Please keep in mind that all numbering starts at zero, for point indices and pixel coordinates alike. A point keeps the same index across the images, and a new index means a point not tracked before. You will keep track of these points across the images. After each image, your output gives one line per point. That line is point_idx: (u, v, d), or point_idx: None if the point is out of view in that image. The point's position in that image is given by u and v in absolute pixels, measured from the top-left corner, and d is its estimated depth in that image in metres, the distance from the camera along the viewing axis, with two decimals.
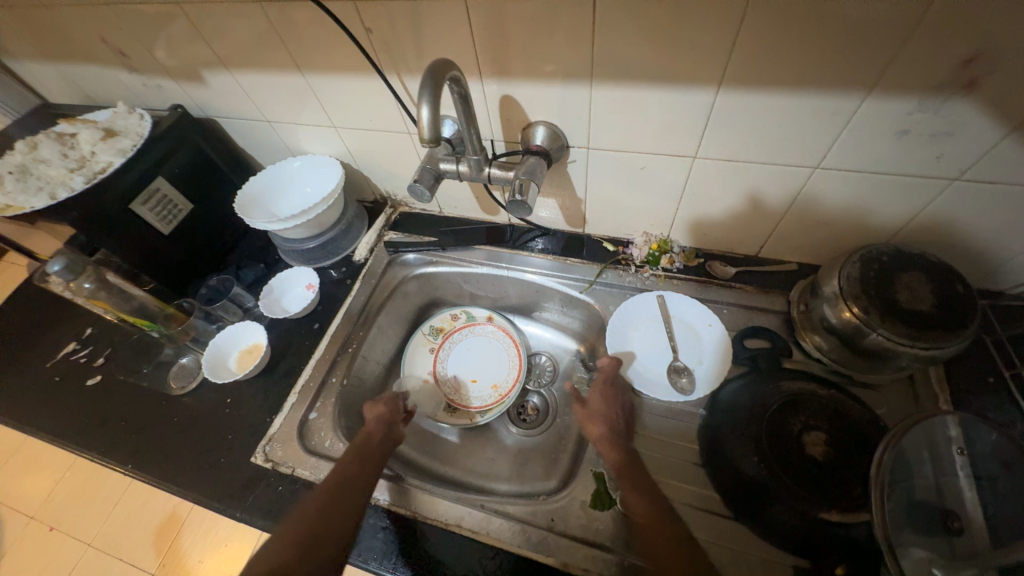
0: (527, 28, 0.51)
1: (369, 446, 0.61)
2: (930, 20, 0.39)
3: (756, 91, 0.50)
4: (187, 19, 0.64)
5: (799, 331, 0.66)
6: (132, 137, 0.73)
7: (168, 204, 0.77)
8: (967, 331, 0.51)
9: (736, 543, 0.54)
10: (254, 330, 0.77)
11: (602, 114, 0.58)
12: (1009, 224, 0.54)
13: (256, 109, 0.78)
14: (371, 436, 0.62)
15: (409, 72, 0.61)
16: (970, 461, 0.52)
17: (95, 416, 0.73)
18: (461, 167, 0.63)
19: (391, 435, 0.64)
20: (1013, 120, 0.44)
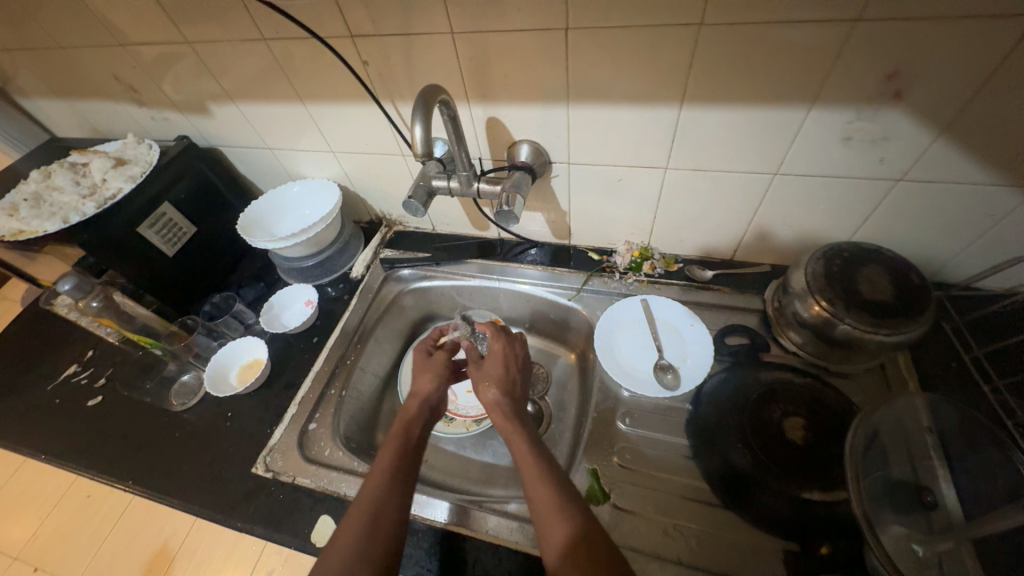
0: (508, 57, 0.57)
1: (414, 429, 0.59)
2: (854, 42, 0.46)
3: (715, 106, 0.56)
4: (197, 58, 0.70)
5: (775, 328, 0.70)
6: (141, 165, 0.77)
7: (173, 227, 0.80)
8: (924, 317, 0.56)
9: (727, 530, 0.56)
10: (255, 345, 0.79)
11: (580, 132, 0.64)
12: (952, 219, 0.60)
13: (258, 137, 0.83)
14: (419, 418, 0.61)
15: (402, 98, 0.66)
16: (940, 440, 0.53)
17: (96, 435, 0.74)
18: (452, 183, 0.69)
19: (433, 415, 0.64)
20: (939, 125, 0.50)
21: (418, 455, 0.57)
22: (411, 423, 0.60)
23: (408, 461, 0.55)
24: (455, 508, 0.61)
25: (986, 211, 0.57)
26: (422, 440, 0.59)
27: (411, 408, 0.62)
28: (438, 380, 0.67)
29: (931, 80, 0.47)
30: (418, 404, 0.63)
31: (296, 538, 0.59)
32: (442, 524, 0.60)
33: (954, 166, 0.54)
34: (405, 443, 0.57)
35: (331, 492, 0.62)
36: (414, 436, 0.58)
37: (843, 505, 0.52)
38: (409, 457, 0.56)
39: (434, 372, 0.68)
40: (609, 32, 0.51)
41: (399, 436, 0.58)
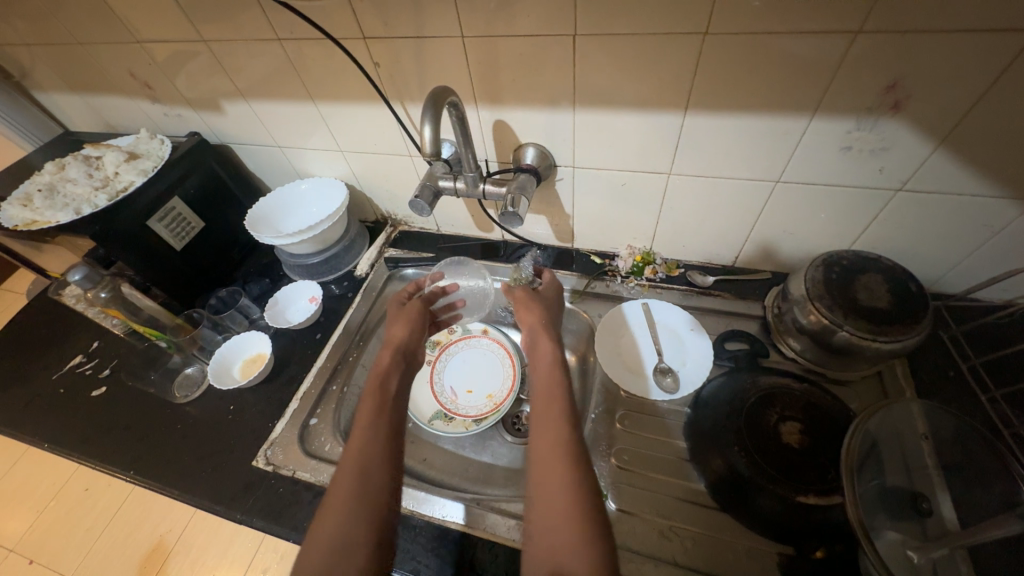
0: (517, 62, 0.59)
1: (391, 379, 0.62)
2: (854, 54, 0.47)
3: (718, 114, 0.57)
4: (212, 56, 0.72)
5: (775, 334, 0.70)
6: (154, 159, 0.79)
7: (182, 221, 0.82)
8: (922, 325, 0.56)
9: (723, 533, 0.57)
10: (258, 340, 0.80)
11: (585, 136, 0.65)
12: (950, 230, 0.61)
13: (269, 136, 0.85)
14: (395, 371, 0.64)
15: (412, 100, 0.68)
16: (937, 449, 0.53)
17: (100, 425, 0.75)
18: (458, 183, 0.70)
19: (409, 366, 0.67)
20: (937, 137, 0.51)
21: (399, 407, 0.59)
22: (387, 375, 0.63)
23: (391, 409, 0.58)
24: (471, 511, 0.61)
25: (983, 222, 0.58)
26: (400, 394, 0.62)
27: (386, 361, 0.65)
28: (410, 329, 0.70)
29: (930, 92, 0.48)
30: (393, 353, 0.66)
31: (294, 531, 0.59)
32: (460, 526, 0.59)
33: (953, 178, 0.54)
34: (385, 394, 0.60)
35: (330, 486, 0.63)
36: (392, 390, 0.61)
37: (837, 508, 0.52)
38: (389, 407, 0.58)
39: (406, 325, 0.71)
40: (617, 39, 0.53)
41: (378, 389, 0.60)
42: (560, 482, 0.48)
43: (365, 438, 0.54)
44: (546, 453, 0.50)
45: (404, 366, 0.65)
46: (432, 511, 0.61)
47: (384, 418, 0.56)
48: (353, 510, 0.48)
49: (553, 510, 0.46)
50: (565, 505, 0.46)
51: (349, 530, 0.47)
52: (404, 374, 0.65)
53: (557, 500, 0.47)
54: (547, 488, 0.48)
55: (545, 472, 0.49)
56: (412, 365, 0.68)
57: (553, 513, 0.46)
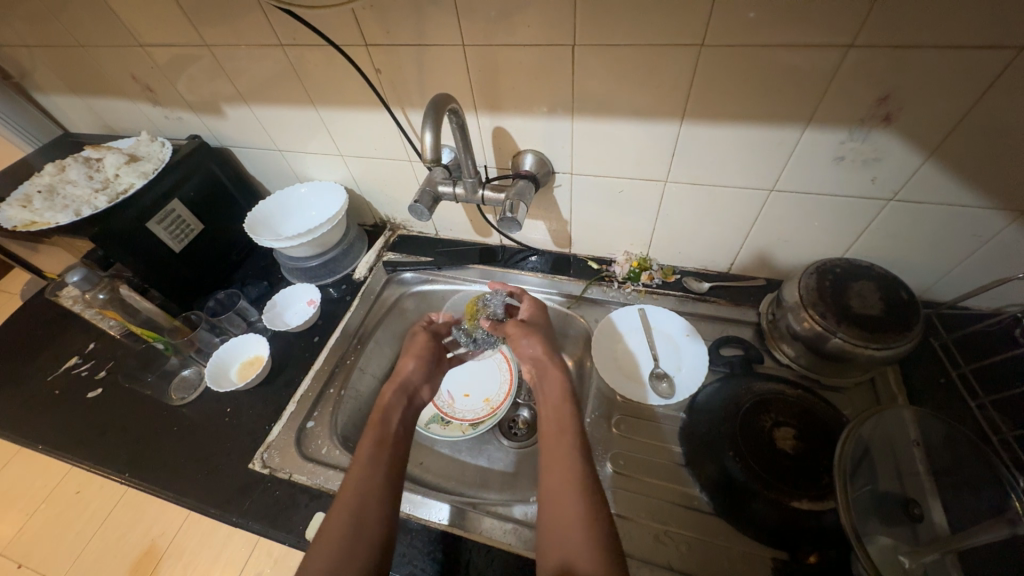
0: (516, 70, 0.60)
1: (394, 414, 0.63)
2: (846, 67, 0.48)
3: (714, 123, 0.58)
4: (215, 61, 0.72)
5: (769, 340, 0.71)
6: (154, 162, 0.79)
7: (181, 223, 0.82)
8: (912, 332, 0.57)
9: (719, 536, 0.57)
10: (256, 342, 0.80)
11: (583, 143, 0.66)
12: (940, 239, 0.62)
13: (269, 139, 0.85)
14: (400, 404, 0.65)
15: (412, 106, 0.69)
16: (927, 455, 0.54)
17: (95, 426, 0.74)
18: (457, 189, 0.70)
19: (414, 401, 0.68)
20: (927, 148, 0.52)
21: (403, 441, 0.61)
22: (391, 408, 0.64)
23: (394, 443, 0.60)
24: (455, 509, 0.61)
25: (973, 232, 0.59)
26: (405, 428, 0.63)
27: (391, 395, 0.66)
28: (418, 364, 0.72)
29: (919, 105, 0.49)
30: (398, 387, 0.68)
31: (290, 534, 0.59)
32: (443, 524, 0.60)
33: (943, 188, 0.56)
34: (390, 427, 0.61)
35: (327, 489, 0.63)
36: (394, 422, 0.62)
37: (831, 514, 0.53)
38: (392, 439, 0.60)
39: (414, 359, 0.73)
40: (615, 50, 0.54)
41: (381, 421, 0.62)
42: (570, 504, 0.50)
43: (367, 469, 0.55)
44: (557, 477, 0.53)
45: (406, 400, 0.67)
46: (421, 512, 0.61)
47: (388, 451, 0.58)
48: (354, 535, 0.49)
49: (565, 530, 0.48)
50: (576, 526, 0.48)
51: (348, 552, 0.48)
52: (409, 409, 0.66)
53: (569, 521, 0.49)
54: (559, 510, 0.50)
55: (557, 496, 0.52)
56: (417, 399, 0.69)
57: (564, 534, 0.48)
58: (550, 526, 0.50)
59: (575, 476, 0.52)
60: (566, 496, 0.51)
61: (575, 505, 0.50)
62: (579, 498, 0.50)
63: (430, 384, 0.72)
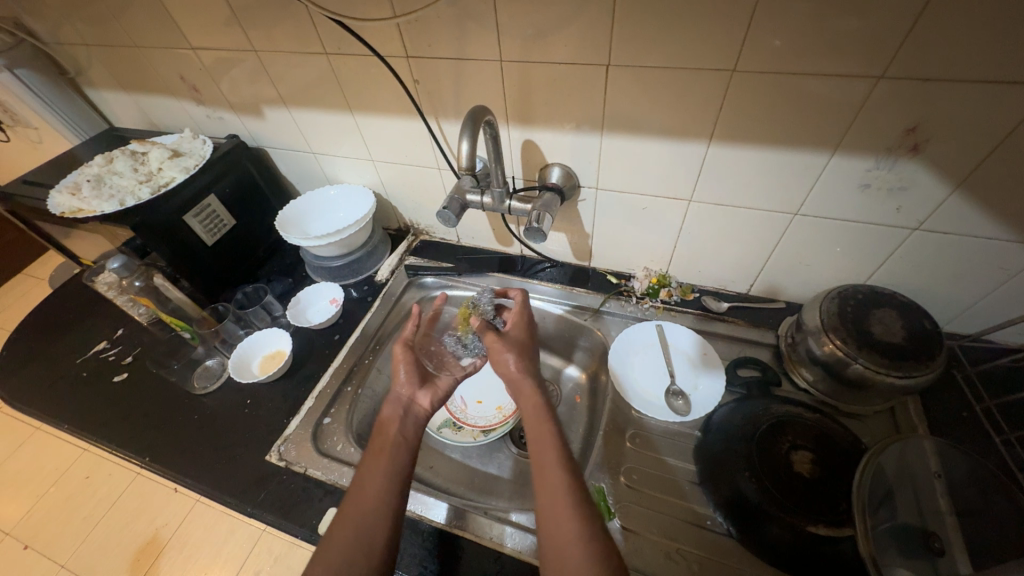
0: (549, 87, 0.62)
1: (392, 426, 0.61)
2: (875, 98, 0.49)
3: (741, 146, 0.59)
4: (260, 65, 0.76)
5: (788, 363, 0.71)
6: (196, 158, 0.83)
7: (216, 218, 0.85)
8: (935, 362, 0.57)
9: (733, 559, 0.56)
10: (279, 338, 0.82)
11: (610, 159, 0.68)
12: (966, 270, 0.62)
13: (304, 141, 0.88)
14: (395, 416, 0.62)
15: (446, 116, 0.71)
16: (949, 489, 0.52)
17: (119, 410, 0.77)
18: (485, 198, 0.73)
19: (413, 412, 0.64)
20: (954, 180, 0.53)
21: (410, 446, 0.59)
22: (387, 422, 0.61)
23: (399, 451, 0.58)
24: (454, 509, 0.62)
25: (1000, 264, 0.59)
26: (407, 434, 0.60)
27: (387, 410, 0.63)
28: (408, 371, 0.67)
29: (948, 137, 0.50)
30: (391, 400, 0.65)
31: (303, 527, 0.60)
32: (441, 523, 0.61)
33: (970, 220, 0.56)
34: (388, 437, 0.59)
35: (341, 484, 0.64)
36: (394, 431, 0.60)
37: (848, 542, 0.53)
38: (393, 449, 0.58)
39: (402, 367, 0.67)
40: (648, 71, 0.55)
41: (381, 434, 0.60)
42: (566, 525, 0.48)
43: (369, 476, 0.55)
44: (546, 500, 0.51)
45: (402, 408, 0.63)
46: (421, 510, 0.62)
47: (391, 457, 0.57)
48: (356, 540, 0.49)
49: (561, 555, 0.46)
50: (575, 551, 0.46)
51: (352, 554, 0.48)
52: (408, 418, 0.63)
53: (566, 543, 0.47)
54: (554, 533, 0.48)
55: (548, 519, 0.49)
56: (416, 407, 0.64)
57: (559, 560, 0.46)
58: (547, 552, 0.48)
59: (569, 497, 0.50)
60: (559, 520, 0.48)
61: (569, 531, 0.47)
62: (572, 519, 0.48)
63: (428, 390, 0.67)
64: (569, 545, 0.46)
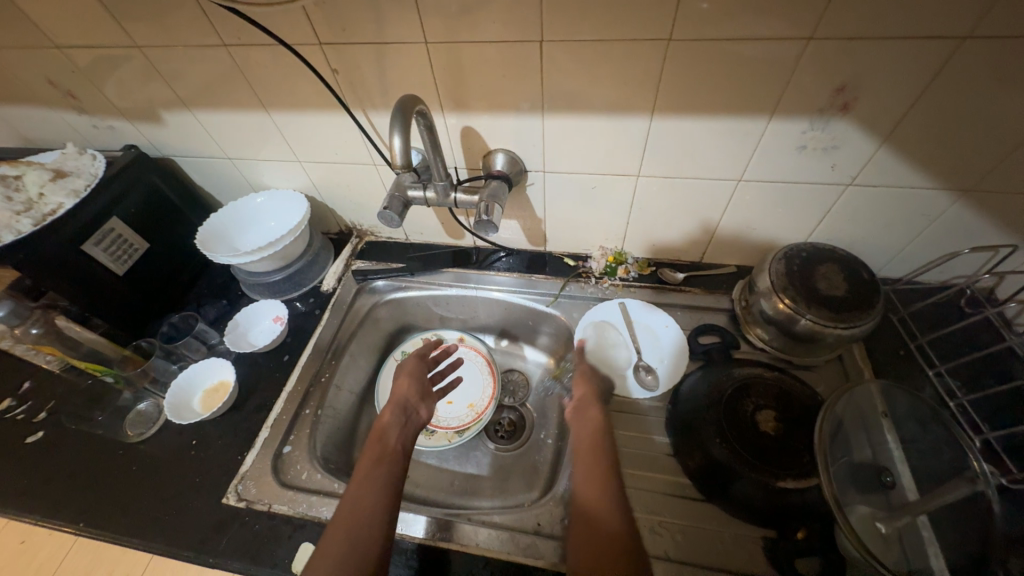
0: (482, 69, 0.58)
1: (389, 434, 0.61)
2: (806, 61, 0.50)
3: (684, 117, 0.58)
4: (148, 62, 0.65)
5: (743, 325, 0.74)
6: (85, 177, 0.72)
7: (123, 243, 0.75)
8: (875, 310, 0.60)
9: (712, 522, 0.59)
10: (220, 368, 0.75)
11: (555, 140, 0.65)
12: (896, 219, 0.65)
13: (217, 146, 0.79)
14: (397, 422, 0.63)
15: (375, 108, 0.65)
16: (894, 425, 0.58)
17: (37, 475, 0.67)
18: (428, 193, 0.67)
19: (413, 420, 0.66)
20: (880, 136, 0.55)
21: (402, 457, 0.59)
22: (388, 427, 0.62)
23: (396, 461, 0.58)
24: (432, 521, 0.59)
25: (923, 211, 0.63)
26: (405, 444, 0.61)
27: (387, 416, 0.64)
28: (411, 383, 0.70)
29: (874, 95, 0.51)
30: (394, 406, 0.66)
31: (274, 569, 0.56)
32: (420, 538, 0.58)
33: (896, 173, 0.59)
34: (387, 445, 0.60)
35: (311, 517, 0.59)
36: (393, 439, 0.61)
37: (814, 490, 0.55)
38: (389, 455, 0.58)
39: (405, 379, 0.71)
40: (583, 45, 0.53)
41: (378, 440, 0.60)
42: (602, 497, 0.55)
43: (362, 486, 0.53)
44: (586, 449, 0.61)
45: (404, 416, 0.65)
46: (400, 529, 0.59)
47: (385, 468, 0.56)
48: (348, 556, 0.47)
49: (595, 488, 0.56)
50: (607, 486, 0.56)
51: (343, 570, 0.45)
52: (409, 427, 0.64)
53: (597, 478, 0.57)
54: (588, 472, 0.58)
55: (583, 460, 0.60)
56: (416, 415, 0.66)
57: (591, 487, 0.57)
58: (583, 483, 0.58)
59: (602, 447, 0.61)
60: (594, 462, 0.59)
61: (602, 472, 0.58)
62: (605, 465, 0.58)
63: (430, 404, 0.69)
64: (596, 486, 0.57)
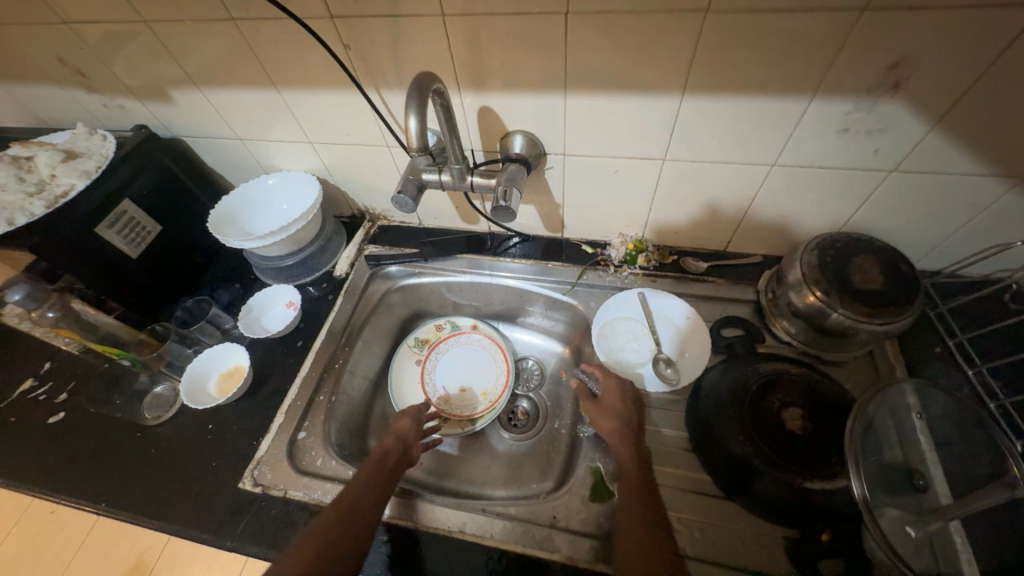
0: (501, 44, 0.54)
1: (386, 460, 0.62)
2: (857, 35, 0.45)
3: (717, 97, 0.54)
4: (156, 38, 0.63)
5: (768, 318, 0.71)
6: (96, 158, 0.71)
7: (136, 226, 0.74)
8: (914, 305, 0.57)
9: (731, 520, 0.57)
10: (234, 352, 0.75)
11: (576, 121, 0.62)
12: (940, 208, 0.61)
13: (227, 127, 0.77)
14: (394, 448, 0.63)
15: (389, 87, 0.63)
16: (928, 425, 0.55)
17: (59, 455, 0.68)
18: (443, 176, 0.65)
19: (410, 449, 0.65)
20: (933, 117, 0.51)
21: (391, 482, 0.59)
22: (386, 453, 0.63)
23: (384, 486, 0.58)
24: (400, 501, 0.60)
25: (971, 199, 0.58)
26: (396, 473, 0.61)
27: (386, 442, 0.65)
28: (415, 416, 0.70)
29: (931, 73, 0.47)
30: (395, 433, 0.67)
31: None
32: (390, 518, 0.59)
33: (946, 159, 0.54)
34: (376, 470, 0.60)
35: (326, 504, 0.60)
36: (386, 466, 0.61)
37: (842, 492, 0.53)
38: (375, 480, 0.58)
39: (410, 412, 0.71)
40: (613, 18, 0.49)
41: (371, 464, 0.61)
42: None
43: (340, 504, 0.54)
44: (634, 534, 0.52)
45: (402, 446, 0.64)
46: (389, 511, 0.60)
47: (369, 492, 0.56)
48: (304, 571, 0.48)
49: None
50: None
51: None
52: (404, 456, 0.64)
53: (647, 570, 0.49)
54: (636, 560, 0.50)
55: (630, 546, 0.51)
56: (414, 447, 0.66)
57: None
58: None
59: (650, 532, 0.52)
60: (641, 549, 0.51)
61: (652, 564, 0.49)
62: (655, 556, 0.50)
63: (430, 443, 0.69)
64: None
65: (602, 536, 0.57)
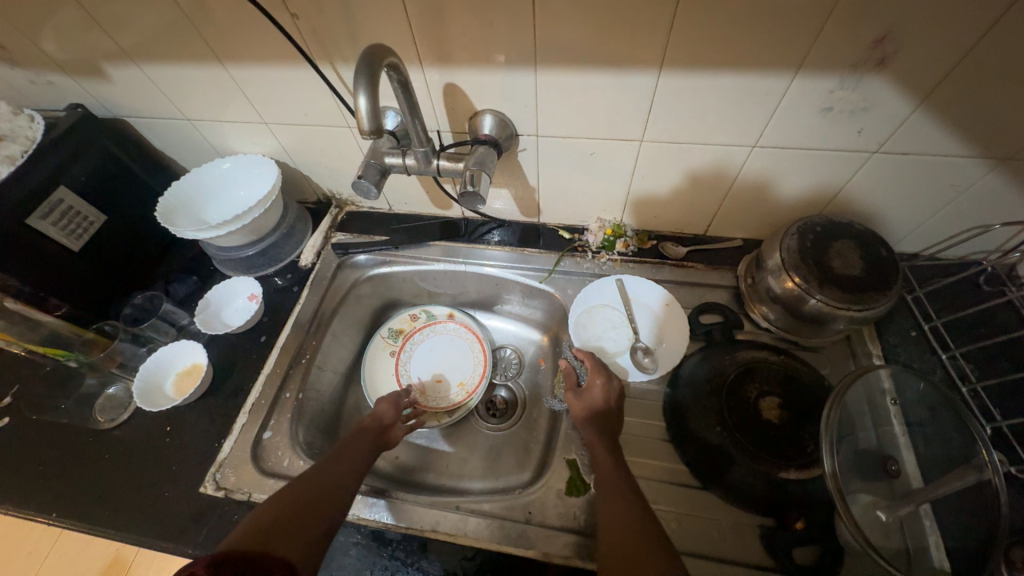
0: (464, 15, 0.50)
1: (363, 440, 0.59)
2: (842, 7, 0.42)
3: (695, 73, 0.51)
4: (79, 6, 0.56)
5: (747, 304, 0.69)
6: (21, 141, 0.64)
7: (75, 217, 0.69)
8: (891, 290, 0.56)
9: (708, 510, 0.57)
10: (191, 349, 0.71)
11: (549, 100, 0.58)
12: (920, 190, 0.60)
13: (173, 106, 0.71)
14: (373, 429, 0.61)
15: (344, 61, 0.57)
16: (902, 410, 0.55)
17: (4, 464, 0.64)
18: (407, 160, 0.61)
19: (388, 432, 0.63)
20: (918, 96, 0.48)
21: (366, 462, 0.57)
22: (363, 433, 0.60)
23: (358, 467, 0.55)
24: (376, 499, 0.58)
25: (952, 182, 0.57)
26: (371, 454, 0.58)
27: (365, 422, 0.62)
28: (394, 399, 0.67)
29: (917, 48, 0.45)
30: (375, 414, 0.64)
31: None
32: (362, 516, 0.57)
33: (931, 138, 0.52)
34: (354, 451, 0.57)
35: None
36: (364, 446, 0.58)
37: (817, 481, 0.53)
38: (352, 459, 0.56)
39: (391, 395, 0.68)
40: None
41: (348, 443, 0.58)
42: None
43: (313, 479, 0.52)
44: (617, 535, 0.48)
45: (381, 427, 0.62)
46: (356, 511, 0.58)
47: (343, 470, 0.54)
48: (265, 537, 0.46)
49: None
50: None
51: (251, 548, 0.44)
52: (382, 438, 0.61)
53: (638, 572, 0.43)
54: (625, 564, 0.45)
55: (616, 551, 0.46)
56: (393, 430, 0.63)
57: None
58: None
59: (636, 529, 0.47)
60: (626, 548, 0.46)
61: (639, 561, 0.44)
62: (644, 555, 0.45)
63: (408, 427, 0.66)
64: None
65: (578, 530, 0.56)
